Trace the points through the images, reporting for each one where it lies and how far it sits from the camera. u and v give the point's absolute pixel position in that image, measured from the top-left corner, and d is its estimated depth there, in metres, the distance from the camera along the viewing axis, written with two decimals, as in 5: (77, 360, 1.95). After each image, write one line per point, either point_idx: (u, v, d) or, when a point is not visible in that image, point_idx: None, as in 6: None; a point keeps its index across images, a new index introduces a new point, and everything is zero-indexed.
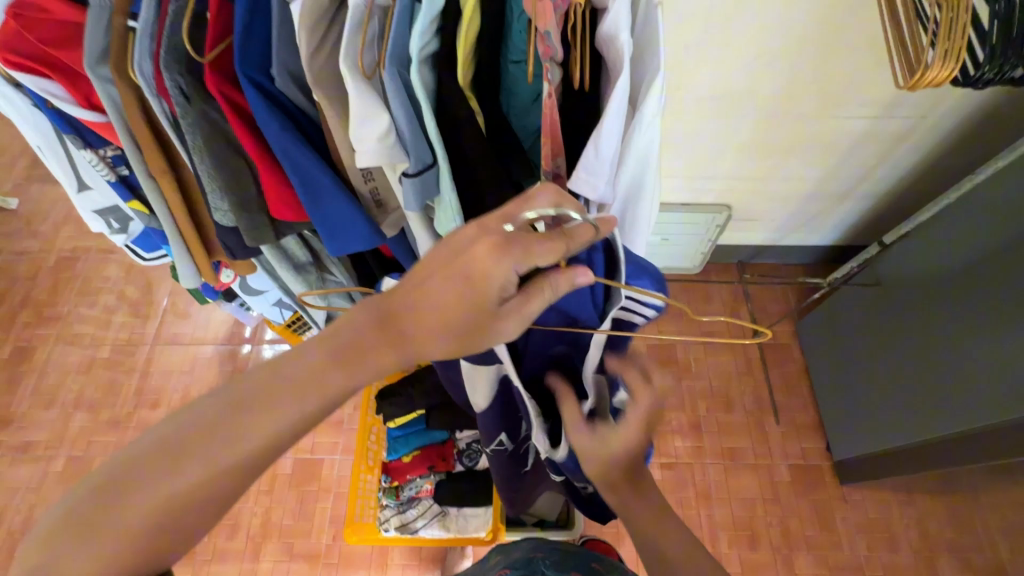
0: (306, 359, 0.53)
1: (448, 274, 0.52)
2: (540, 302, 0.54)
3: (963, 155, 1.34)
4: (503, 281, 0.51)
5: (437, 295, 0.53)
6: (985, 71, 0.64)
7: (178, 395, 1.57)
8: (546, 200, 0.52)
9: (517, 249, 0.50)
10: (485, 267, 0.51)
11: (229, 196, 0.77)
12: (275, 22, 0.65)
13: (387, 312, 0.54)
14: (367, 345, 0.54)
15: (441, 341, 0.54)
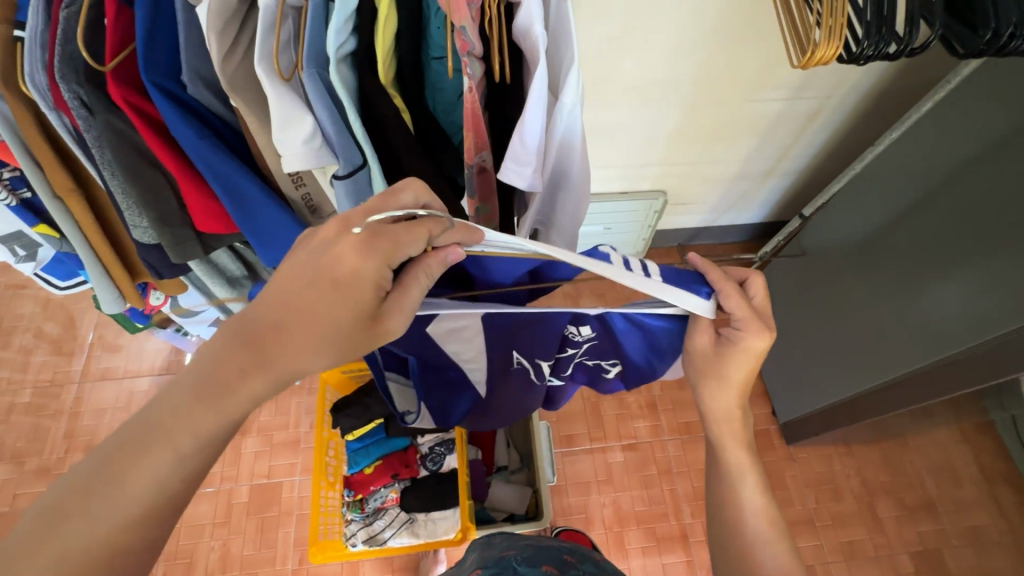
0: (173, 401, 0.49)
1: (308, 280, 0.50)
2: (419, 290, 0.53)
3: (868, 130, 1.41)
4: (367, 281, 0.50)
5: (312, 308, 0.50)
6: (866, 47, 0.61)
7: (113, 431, 1.61)
8: (411, 197, 0.51)
9: (381, 242, 0.48)
10: (350, 269, 0.49)
11: (146, 212, 0.70)
12: (182, 27, 0.58)
13: (250, 334, 0.50)
14: (229, 368, 0.50)
15: (322, 350, 0.52)
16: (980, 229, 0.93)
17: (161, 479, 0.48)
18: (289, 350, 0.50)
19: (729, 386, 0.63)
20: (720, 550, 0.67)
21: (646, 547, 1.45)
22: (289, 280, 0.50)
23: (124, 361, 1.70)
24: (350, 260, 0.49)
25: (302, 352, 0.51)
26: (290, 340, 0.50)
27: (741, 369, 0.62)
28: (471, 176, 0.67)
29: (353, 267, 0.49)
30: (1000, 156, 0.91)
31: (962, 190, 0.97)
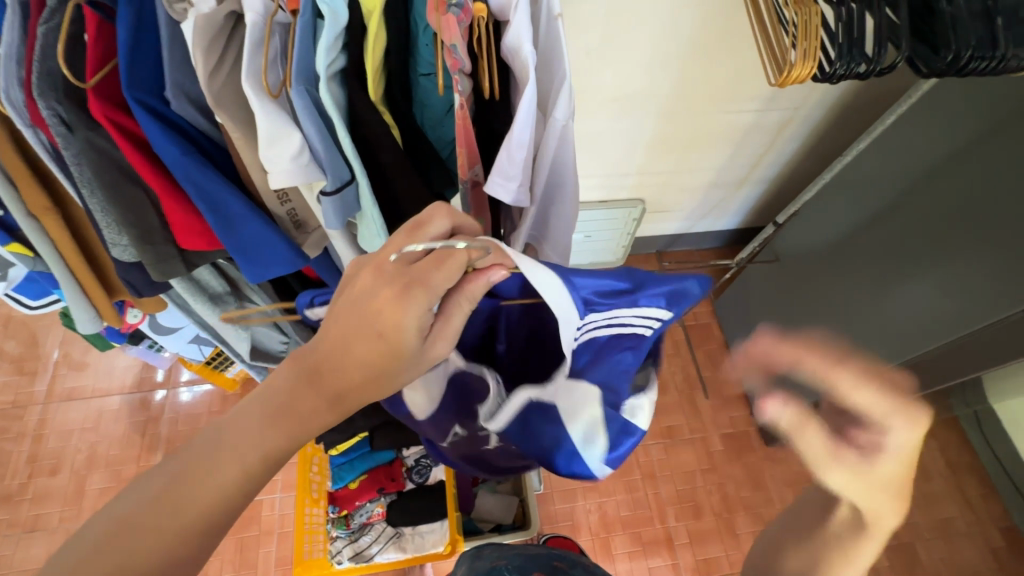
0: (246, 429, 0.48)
1: (355, 326, 0.49)
2: (461, 316, 0.52)
3: (835, 141, 1.47)
4: (410, 324, 0.49)
5: (363, 352, 0.49)
6: (838, 68, 0.64)
7: (81, 453, 1.54)
8: (439, 226, 0.50)
9: (417, 286, 0.48)
10: (393, 313, 0.48)
11: (126, 230, 0.68)
12: (166, 43, 0.57)
13: (310, 368, 0.50)
14: (294, 399, 0.50)
15: (386, 381, 0.52)
16: (938, 235, 0.98)
17: (233, 499, 0.47)
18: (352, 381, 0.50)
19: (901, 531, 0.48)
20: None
21: (633, 552, 1.46)
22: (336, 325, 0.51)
23: (91, 380, 1.64)
24: (392, 307, 0.48)
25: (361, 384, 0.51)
26: (352, 376, 0.50)
27: (892, 483, 0.47)
28: (465, 191, 0.68)
29: (397, 312, 0.48)
30: (959, 167, 0.96)
31: (923, 198, 1.02)
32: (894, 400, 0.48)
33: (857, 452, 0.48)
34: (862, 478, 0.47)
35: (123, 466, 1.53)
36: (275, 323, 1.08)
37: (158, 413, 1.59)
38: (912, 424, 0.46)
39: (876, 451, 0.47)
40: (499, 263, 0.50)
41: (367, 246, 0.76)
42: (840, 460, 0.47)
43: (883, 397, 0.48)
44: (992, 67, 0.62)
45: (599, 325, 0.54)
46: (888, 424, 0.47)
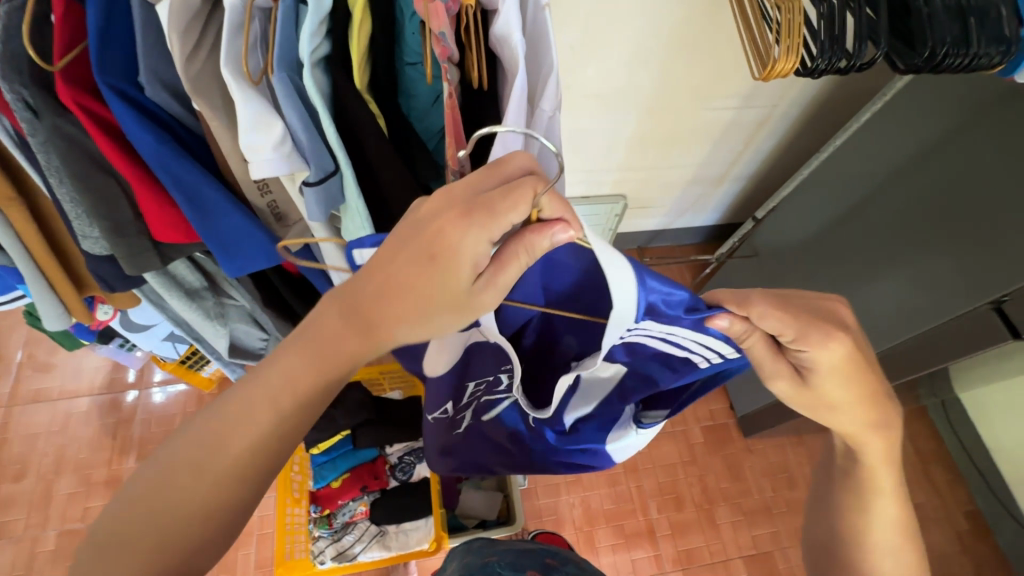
0: (282, 364, 0.49)
1: (409, 252, 0.47)
2: (517, 267, 0.47)
3: (810, 138, 1.50)
4: (466, 254, 0.45)
5: (405, 281, 0.47)
6: (820, 64, 0.65)
7: (49, 457, 1.49)
8: (520, 164, 0.46)
9: (479, 214, 0.43)
10: (451, 239, 0.45)
11: (97, 222, 0.65)
12: (138, 25, 0.55)
13: (352, 304, 0.49)
14: (333, 332, 0.50)
15: (415, 323, 0.50)
16: (908, 231, 1.01)
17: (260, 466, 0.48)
18: (395, 312, 0.49)
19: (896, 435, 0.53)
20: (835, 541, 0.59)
21: (616, 544, 1.48)
22: (392, 254, 0.48)
23: (58, 381, 1.57)
24: (451, 234, 0.45)
25: (400, 319, 0.49)
26: (393, 307, 0.49)
27: (843, 387, 0.49)
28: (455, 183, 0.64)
29: (456, 236, 0.45)
30: (929, 163, 0.99)
31: (895, 195, 1.05)
32: (805, 321, 0.46)
33: (789, 367, 0.49)
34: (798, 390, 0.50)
35: (93, 470, 1.48)
36: (255, 319, 1.06)
37: (130, 415, 1.54)
38: (831, 334, 0.46)
39: (811, 368, 0.49)
40: (567, 222, 0.44)
41: (352, 239, 0.74)
42: (779, 378, 0.49)
43: (794, 318, 0.46)
44: (965, 65, 0.64)
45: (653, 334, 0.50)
46: (800, 343, 0.47)
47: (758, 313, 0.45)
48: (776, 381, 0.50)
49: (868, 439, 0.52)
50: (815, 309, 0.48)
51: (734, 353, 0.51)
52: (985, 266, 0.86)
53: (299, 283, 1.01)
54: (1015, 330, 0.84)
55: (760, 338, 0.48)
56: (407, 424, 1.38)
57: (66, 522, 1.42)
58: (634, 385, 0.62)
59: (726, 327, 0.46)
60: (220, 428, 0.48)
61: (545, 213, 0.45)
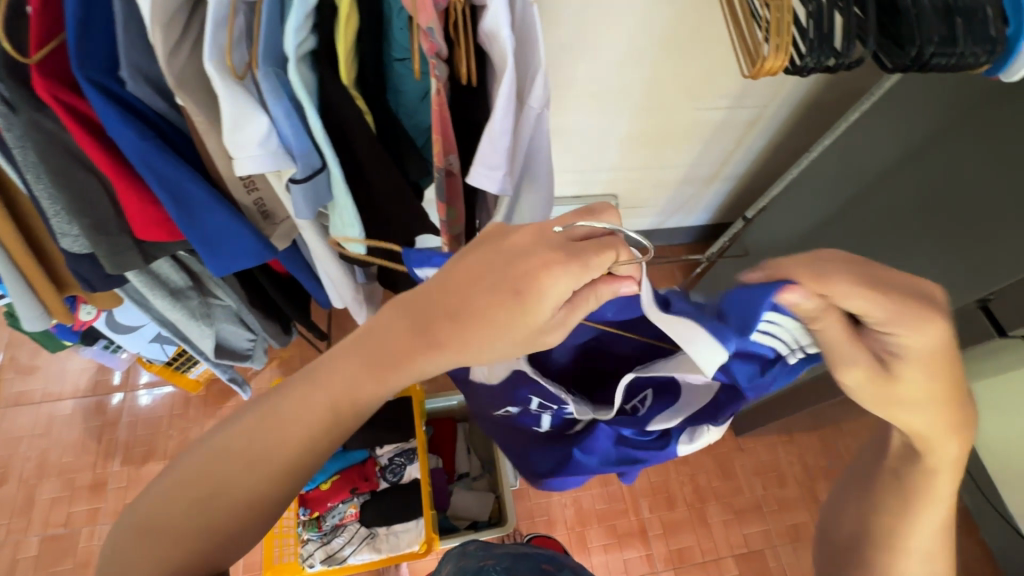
0: (344, 370, 0.48)
1: (493, 282, 0.47)
2: (582, 309, 0.50)
3: (799, 138, 1.51)
4: (551, 295, 0.46)
5: (486, 313, 0.46)
6: (808, 62, 0.66)
7: (31, 461, 1.46)
8: (610, 220, 0.52)
9: (575, 263, 0.46)
10: (544, 280, 0.46)
11: (76, 220, 0.64)
12: (119, 18, 0.53)
13: (422, 316, 0.48)
14: (401, 347, 0.48)
15: (484, 349, 0.48)
16: (895, 231, 1.02)
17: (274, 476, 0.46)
18: (465, 342, 0.47)
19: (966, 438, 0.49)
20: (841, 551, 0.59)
21: (608, 544, 1.48)
22: (472, 283, 0.47)
23: (41, 384, 1.54)
24: (551, 277, 0.46)
25: (470, 343, 0.47)
26: (469, 329, 0.47)
27: (927, 378, 0.44)
28: (440, 181, 0.66)
29: (549, 279, 0.46)
30: (915, 163, 1.00)
31: (883, 195, 1.06)
32: (897, 304, 0.42)
33: (871, 357, 0.44)
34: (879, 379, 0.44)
35: (77, 474, 1.45)
36: (242, 318, 1.05)
37: (114, 417, 1.51)
38: (929, 320, 0.42)
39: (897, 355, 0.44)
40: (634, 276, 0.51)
41: (340, 237, 0.73)
42: (858, 363, 0.44)
43: (887, 299, 0.42)
44: (951, 65, 0.65)
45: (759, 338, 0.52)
46: (885, 326, 0.43)
47: (842, 289, 0.42)
48: (850, 369, 0.45)
49: (944, 442, 0.47)
50: (911, 290, 0.43)
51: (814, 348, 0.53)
52: (971, 265, 0.87)
53: (286, 283, 1.01)
54: (1002, 328, 0.85)
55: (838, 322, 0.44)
56: (398, 425, 1.37)
57: (49, 527, 1.39)
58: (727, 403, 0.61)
59: (800, 303, 0.44)
60: (259, 429, 0.47)
61: (619, 271, 0.50)
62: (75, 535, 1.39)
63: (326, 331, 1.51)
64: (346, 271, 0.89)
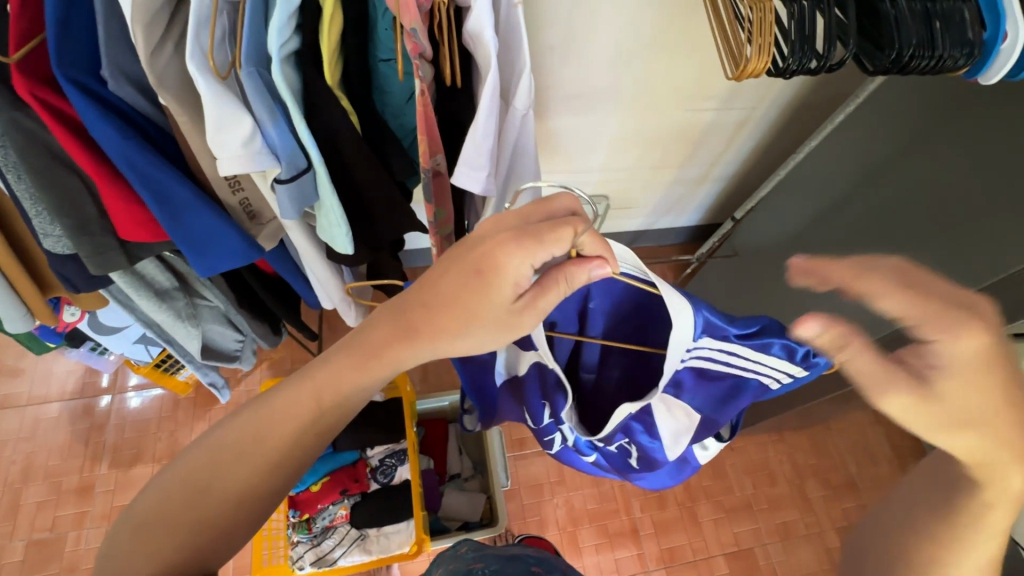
0: (330, 366, 0.53)
1: (458, 267, 0.51)
2: (556, 294, 0.52)
3: (788, 139, 1.52)
4: (511, 272, 0.50)
5: (453, 295, 0.52)
6: (791, 64, 0.66)
7: (17, 465, 1.44)
8: (564, 205, 0.52)
9: (528, 239, 0.49)
10: (499, 258, 0.50)
11: (58, 220, 0.63)
12: (100, 17, 0.53)
13: (399, 308, 0.53)
14: (379, 340, 0.53)
15: (458, 341, 0.53)
16: (882, 231, 1.03)
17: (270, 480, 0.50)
18: (438, 326, 0.52)
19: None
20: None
21: (600, 544, 1.48)
22: (441, 273, 0.53)
23: (27, 386, 1.53)
24: (501, 256, 0.50)
25: (442, 330, 0.52)
26: (440, 318, 0.52)
27: (972, 397, 0.41)
28: (427, 181, 0.66)
29: (503, 255, 0.50)
30: (898, 164, 1.01)
31: (869, 196, 1.07)
32: (932, 309, 0.41)
33: (908, 377, 0.43)
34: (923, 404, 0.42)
35: (64, 478, 1.43)
36: (230, 320, 1.05)
37: (101, 420, 1.50)
38: (965, 326, 0.40)
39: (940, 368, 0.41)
40: (603, 259, 0.52)
41: (326, 237, 0.73)
42: (896, 388, 0.43)
43: (918, 300, 0.42)
44: (931, 67, 0.66)
45: (718, 348, 0.57)
46: (924, 332, 0.41)
47: (872, 287, 0.43)
48: (890, 398, 0.43)
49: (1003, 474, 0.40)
50: (948, 297, 0.41)
51: (800, 372, 0.59)
52: (954, 264, 0.88)
53: (274, 283, 1.01)
54: None
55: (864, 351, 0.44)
56: (388, 426, 1.36)
57: (35, 532, 1.38)
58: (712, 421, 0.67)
59: (818, 335, 0.46)
60: (251, 433, 0.50)
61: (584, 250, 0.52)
62: (61, 539, 1.37)
63: (317, 332, 1.51)
64: (334, 272, 0.89)
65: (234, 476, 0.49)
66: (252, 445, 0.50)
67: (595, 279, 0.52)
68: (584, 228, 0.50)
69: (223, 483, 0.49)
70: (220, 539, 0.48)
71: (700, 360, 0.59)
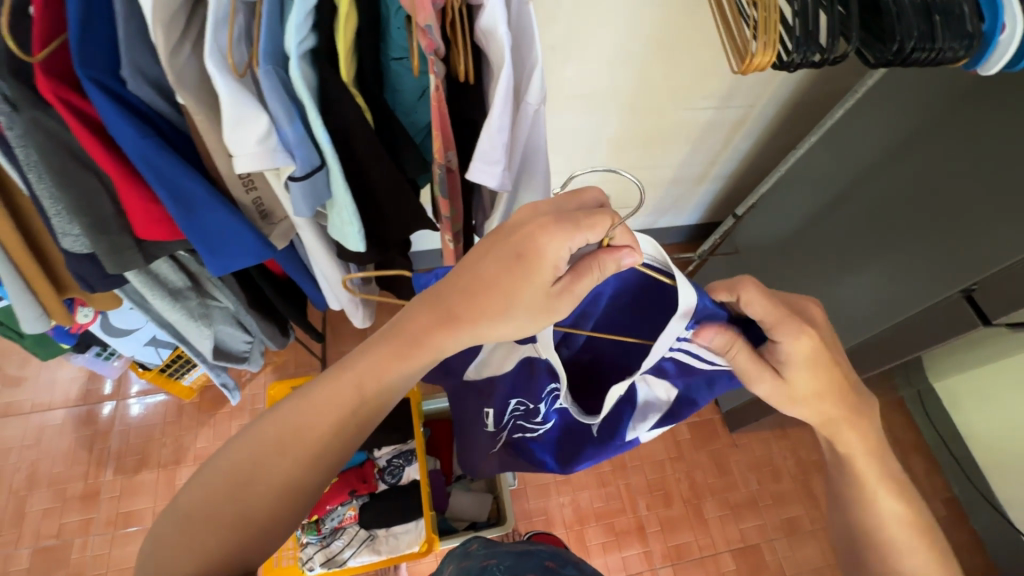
0: (373, 355, 0.53)
1: (498, 253, 0.51)
2: (590, 281, 0.52)
3: (787, 137, 1.54)
4: (554, 258, 0.49)
5: (493, 281, 0.51)
6: (795, 58, 0.68)
7: (22, 473, 1.44)
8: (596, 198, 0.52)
9: (565, 222, 0.48)
10: (539, 241, 0.49)
11: (77, 218, 0.64)
12: (121, 18, 0.54)
13: (439, 297, 0.53)
14: (421, 326, 0.53)
15: (500, 326, 0.53)
16: (885, 223, 1.05)
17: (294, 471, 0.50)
18: (477, 310, 0.52)
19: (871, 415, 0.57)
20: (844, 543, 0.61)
21: (606, 543, 1.49)
22: (480, 258, 0.52)
23: (30, 394, 1.52)
24: (542, 237, 0.49)
25: (481, 315, 0.52)
26: (480, 303, 0.52)
27: (808, 381, 0.56)
28: (440, 177, 0.67)
29: (544, 238, 0.49)
30: (899, 159, 1.03)
31: (870, 190, 1.09)
32: (781, 313, 0.54)
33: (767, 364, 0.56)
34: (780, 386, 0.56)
35: (69, 484, 1.43)
36: (241, 320, 1.06)
37: (105, 427, 1.50)
38: (804, 329, 0.54)
39: (785, 361, 0.55)
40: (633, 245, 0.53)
41: (339, 235, 0.74)
42: (760, 373, 0.56)
43: (773, 306, 0.54)
44: (931, 59, 0.67)
45: (704, 350, 0.59)
46: (776, 333, 0.54)
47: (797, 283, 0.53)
48: (757, 379, 0.57)
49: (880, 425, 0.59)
50: (792, 303, 0.55)
51: None
52: (953, 255, 0.90)
53: (283, 284, 1.02)
54: (985, 317, 0.87)
55: (743, 347, 0.56)
56: (396, 426, 1.37)
57: (41, 539, 1.37)
58: (685, 403, 0.71)
59: (715, 338, 0.56)
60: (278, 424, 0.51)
61: (615, 240, 0.53)
62: (67, 546, 1.37)
63: (322, 334, 1.51)
64: (342, 271, 0.90)
65: (265, 469, 0.49)
66: (288, 441, 0.50)
67: (624, 267, 0.52)
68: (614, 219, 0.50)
69: (253, 486, 0.49)
70: (256, 536, 0.48)
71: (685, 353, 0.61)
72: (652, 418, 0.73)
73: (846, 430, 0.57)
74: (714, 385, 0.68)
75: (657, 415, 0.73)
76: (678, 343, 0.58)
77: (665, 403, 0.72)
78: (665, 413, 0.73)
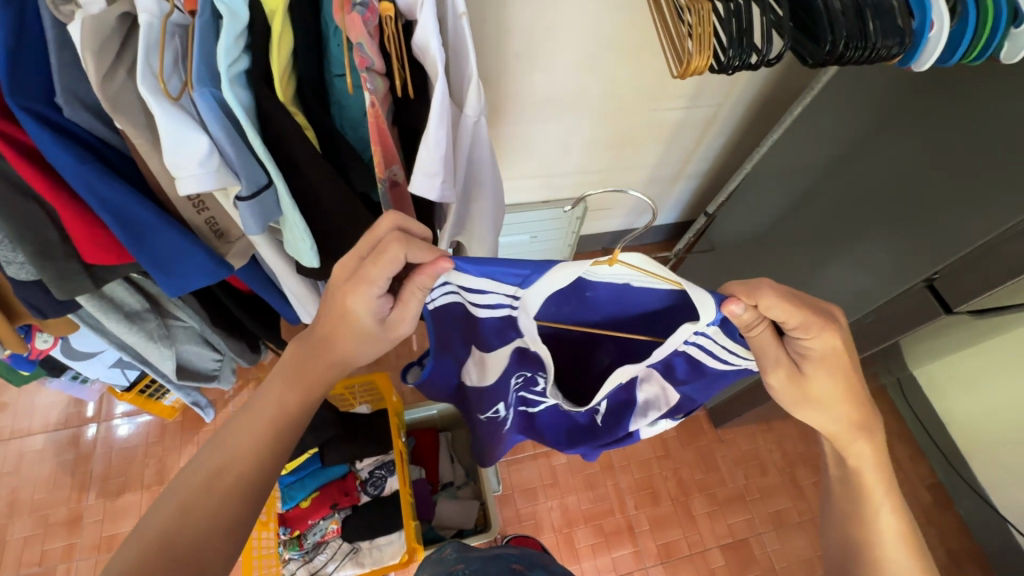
0: (270, 396, 0.61)
1: (330, 308, 0.61)
2: (415, 300, 0.58)
3: (757, 134, 1.56)
4: (368, 306, 0.59)
5: (342, 329, 0.62)
6: (731, 58, 0.69)
7: (3, 501, 1.42)
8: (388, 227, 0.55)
9: (362, 282, 0.57)
10: (349, 299, 0.59)
11: (19, 247, 0.64)
12: (52, 48, 0.55)
13: (315, 341, 0.63)
14: (307, 363, 0.63)
15: (370, 348, 0.64)
16: (851, 216, 1.06)
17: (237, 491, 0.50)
18: (344, 349, 0.63)
19: (826, 403, 0.57)
20: (834, 543, 0.62)
21: (596, 545, 1.49)
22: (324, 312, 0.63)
23: (9, 421, 1.51)
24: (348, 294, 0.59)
25: (354, 350, 0.64)
26: (341, 345, 0.63)
27: (830, 381, 0.56)
28: (385, 191, 0.68)
29: (351, 297, 0.58)
30: (857, 153, 1.04)
31: (834, 185, 1.10)
32: (806, 313, 0.52)
33: (789, 360, 0.57)
34: (795, 377, 0.57)
35: (51, 511, 1.41)
36: (206, 339, 1.06)
37: (85, 450, 1.48)
38: (828, 327, 0.54)
39: (806, 357, 0.56)
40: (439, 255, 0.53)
41: (293, 250, 0.75)
42: (778, 367, 0.57)
43: (794, 306, 0.52)
44: (866, 57, 0.68)
45: (722, 345, 0.60)
46: (799, 332, 0.54)
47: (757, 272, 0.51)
48: (774, 371, 0.57)
49: (852, 421, 0.58)
50: (819, 305, 0.55)
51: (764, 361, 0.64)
52: (915, 245, 0.92)
53: (249, 301, 1.01)
54: (947, 305, 0.90)
55: (765, 328, 0.54)
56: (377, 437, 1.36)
57: (22, 567, 1.36)
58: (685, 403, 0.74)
59: (741, 314, 0.52)
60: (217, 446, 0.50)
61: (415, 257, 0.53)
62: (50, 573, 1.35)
63: None
64: (310, 287, 0.90)
65: None
66: None
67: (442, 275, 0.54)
68: (405, 246, 0.53)
69: (181, 504, 0.53)
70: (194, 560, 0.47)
71: (698, 349, 0.62)
72: (654, 414, 0.75)
73: (862, 414, 0.58)
74: (713, 384, 0.69)
75: (655, 414, 0.75)
76: (694, 337, 0.60)
77: (664, 404, 0.74)
78: (669, 414, 0.76)
